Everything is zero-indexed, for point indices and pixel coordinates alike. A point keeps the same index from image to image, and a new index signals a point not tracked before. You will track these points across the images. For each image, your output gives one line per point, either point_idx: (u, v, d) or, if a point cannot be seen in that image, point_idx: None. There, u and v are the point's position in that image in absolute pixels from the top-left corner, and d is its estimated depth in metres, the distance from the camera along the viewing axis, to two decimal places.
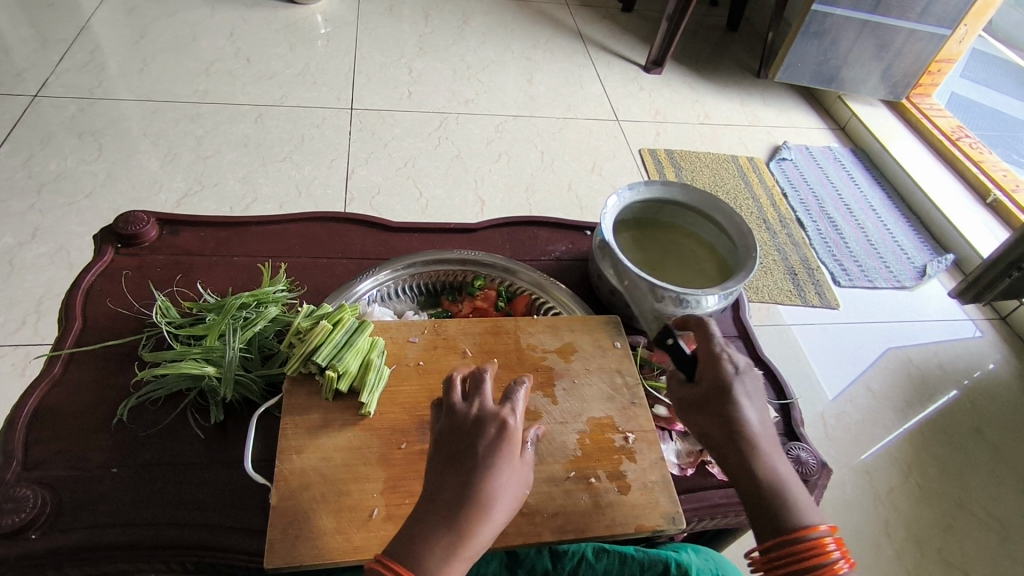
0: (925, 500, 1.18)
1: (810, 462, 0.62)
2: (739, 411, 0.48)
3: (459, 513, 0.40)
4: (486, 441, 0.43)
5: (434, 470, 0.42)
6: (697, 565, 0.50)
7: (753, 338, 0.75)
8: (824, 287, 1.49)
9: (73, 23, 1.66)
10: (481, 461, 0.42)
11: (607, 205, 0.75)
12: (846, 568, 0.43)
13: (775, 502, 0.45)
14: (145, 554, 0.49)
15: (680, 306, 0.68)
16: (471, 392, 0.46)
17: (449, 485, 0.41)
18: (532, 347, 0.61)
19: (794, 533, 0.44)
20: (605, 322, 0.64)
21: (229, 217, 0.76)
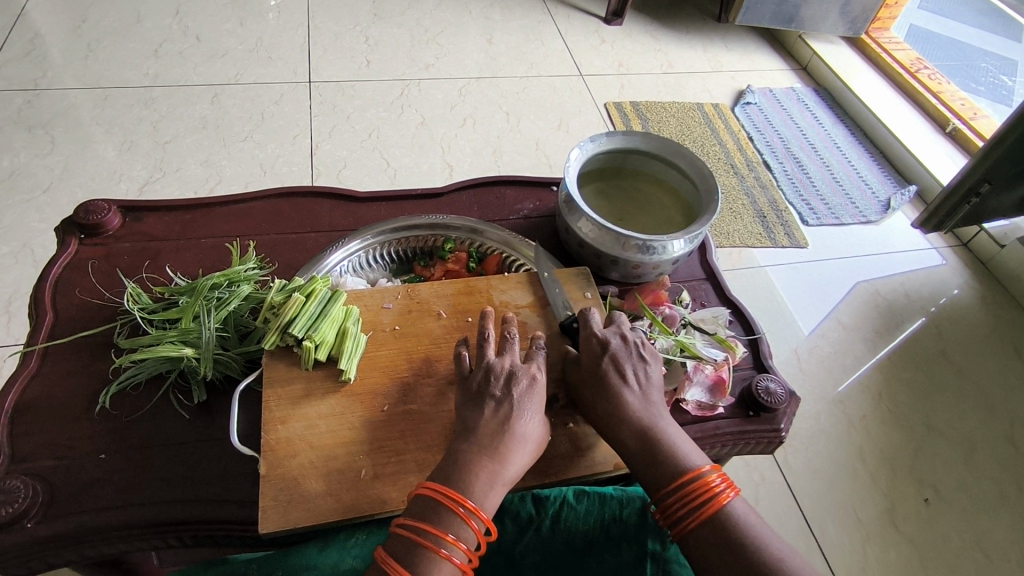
0: (895, 423, 1.24)
1: (778, 392, 0.65)
2: (615, 389, 0.53)
3: (499, 445, 0.47)
4: (517, 390, 0.50)
5: (472, 410, 0.50)
6: None
7: (720, 279, 0.77)
8: (792, 227, 1.52)
9: (8, 11, 1.59)
10: (516, 404, 0.49)
11: (571, 158, 0.76)
12: (730, 494, 0.48)
13: (662, 458, 0.50)
14: (143, 533, 0.50)
15: (647, 253, 0.69)
16: (501, 350, 0.53)
17: (488, 420, 0.49)
18: (504, 304, 0.62)
19: (679, 479, 0.49)
20: (575, 274, 0.66)
21: (192, 199, 0.76)
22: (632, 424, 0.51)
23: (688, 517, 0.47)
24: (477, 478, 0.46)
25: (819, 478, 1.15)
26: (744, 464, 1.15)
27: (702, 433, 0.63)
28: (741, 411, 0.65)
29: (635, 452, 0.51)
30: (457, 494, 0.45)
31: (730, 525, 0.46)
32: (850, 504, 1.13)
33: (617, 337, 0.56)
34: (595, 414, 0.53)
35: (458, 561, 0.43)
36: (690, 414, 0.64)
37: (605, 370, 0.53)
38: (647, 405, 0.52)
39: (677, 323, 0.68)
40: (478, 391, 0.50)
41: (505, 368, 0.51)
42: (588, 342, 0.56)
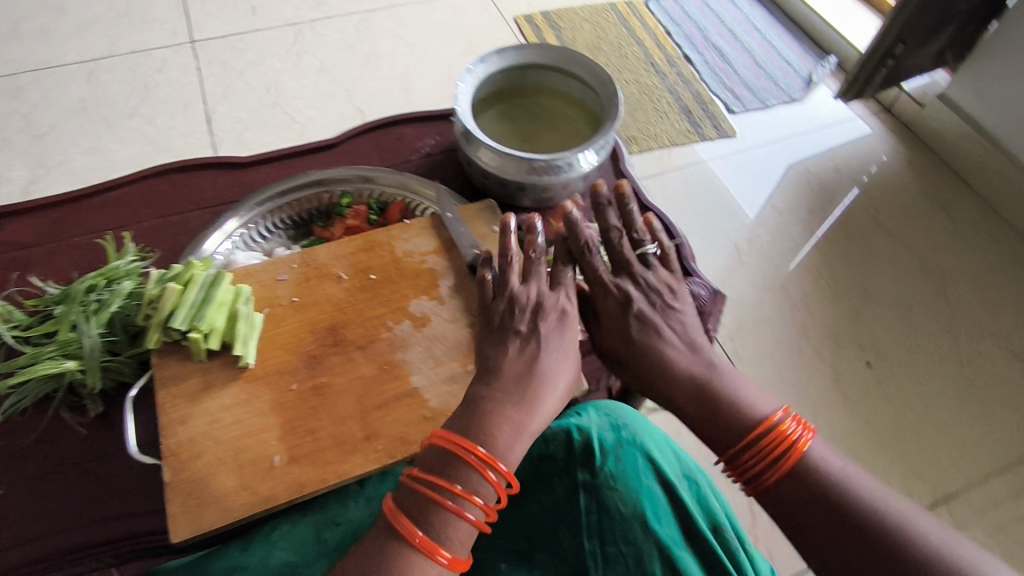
0: (836, 296, 1.27)
1: (703, 294, 0.64)
2: (659, 343, 0.50)
3: (526, 393, 0.45)
4: (543, 323, 0.49)
5: (496, 348, 0.48)
6: (596, 427, 0.52)
7: (635, 186, 0.74)
8: (719, 118, 1.49)
9: None
10: (543, 340, 0.48)
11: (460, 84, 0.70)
12: (806, 439, 0.43)
13: (726, 413, 0.46)
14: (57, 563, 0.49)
15: (555, 174, 0.66)
16: (523, 280, 0.51)
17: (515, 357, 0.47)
18: (409, 254, 0.58)
19: (751, 433, 0.44)
20: (481, 208, 0.63)
21: (56, 196, 0.68)
22: (689, 388, 0.48)
23: (769, 472, 0.43)
24: (500, 432, 0.43)
25: (770, 363, 1.19)
26: None
27: None
28: None
29: (696, 413, 0.47)
30: (481, 449, 0.42)
31: (817, 471, 0.42)
32: (800, 382, 1.17)
33: (637, 281, 0.52)
34: (637, 376, 0.50)
35: (473, 518, 0.41)
36: None
37: (637, 328, 0.50)
38: (700, 360, 0.49)
39: None
40: (502, 329, 0.49)
41: (530, 300, 0.50)
42: (608, 293, 0.52)
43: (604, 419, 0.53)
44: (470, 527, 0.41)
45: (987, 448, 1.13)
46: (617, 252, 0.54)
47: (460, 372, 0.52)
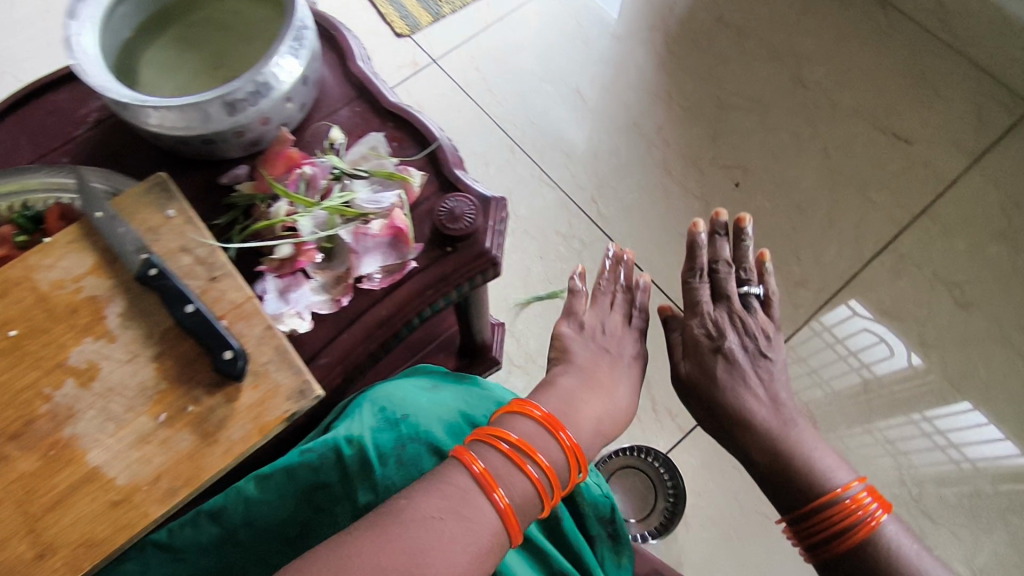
0: (691, 118, 1.18)
1: (465, 212, 0.52)
2: (742, 396, 0.60)
3: (603, 389, 0.60)
4: (623, 336, 0.66)
5: (578, 350, 0.63)
6: (370, 434, 0.47)
7: (372, 85, 0.59)
8: None
9: None
10: (624, 356, 0.64)
11: (79, 44, 0.50)
12: (878, 516, 0.50)
13: (794, 477, 0.54)
14: None
15: (258, 103, 0.50)
16: (604, 305, 0.68)
17: (600, 353, 0.63)
18: (59, 284, 0.43)
19: (820, 501, 0.52)
20: (148, 188, 0.46)
21: None
22: (760, 435, 0.57)
23: (828, 535, 0.51)
24: (585, 428, 0.55)
25: (636, 213, 1.12)
26: (560, 237, 1.09)
27: (393, 308, 0.51)
28: (436, 250, 0.52)
29: (766, 466, 0.56)
30: (559, 424, 0.50)
31: (878, 548, 0.48)
32: (668, 223, 1.11)
33: (728, 309, 0.64)
34: (703, 388, 0.62)
35: (530, 473, 0.45)
36: (376, 291, 0.51)
37: (715, 350, 0.62)
38: (776, 413, 0.58)
39: (325, 181, 0.53)
40: (593, 339, 0.64)
41: (614, 327, 0.66)
42: (692, 317, 0.65)
43: (375, 422, 0.47)
44: (523, 478, 0.45)
45: (864, 233, 1.10)
46: (719, 287, 0.66)
47: (150, 428, 0.40)
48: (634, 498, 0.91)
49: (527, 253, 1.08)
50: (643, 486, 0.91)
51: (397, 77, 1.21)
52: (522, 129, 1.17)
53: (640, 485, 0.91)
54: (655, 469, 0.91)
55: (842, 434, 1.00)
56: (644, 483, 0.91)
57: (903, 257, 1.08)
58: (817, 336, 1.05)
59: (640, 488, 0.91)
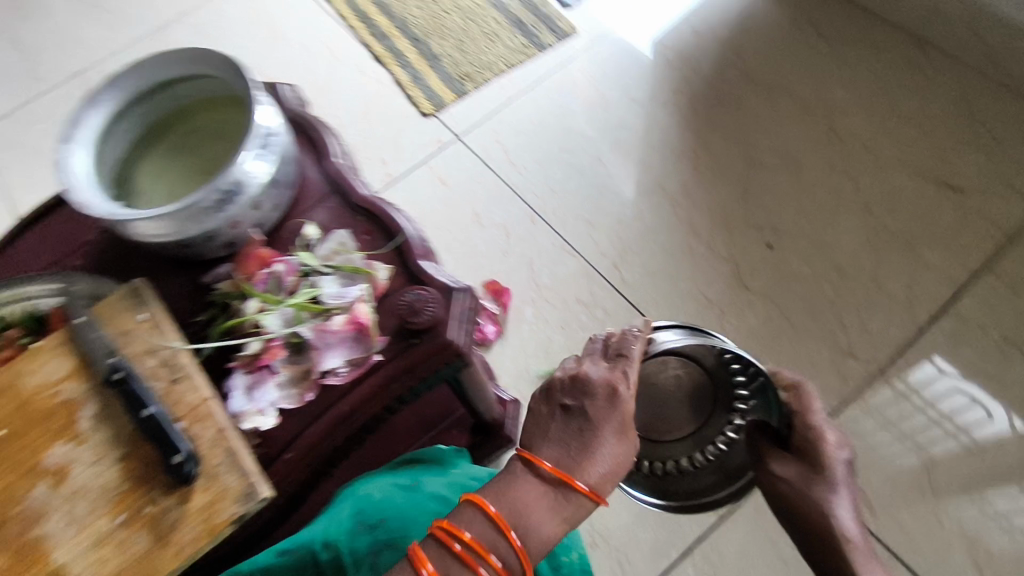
0: (720, 177, 1.14)
1: (423, 304, 0.52)
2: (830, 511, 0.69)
3: (577, 454, 0.48)
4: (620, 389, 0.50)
5: (559, 404, 0.51)
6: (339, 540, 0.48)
7: (347, 180, 0.60)
8: (554, 19, 1.34)
9: None
10: (602, 420, 0.49)
11: (73, 169, 0.54)
12: None
13: None
14: None
15: (225, 207, 0.52)
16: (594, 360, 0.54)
17: (598, 423, 0.49)
18: (39, 388, 0.47)
19: None
20: (120, 296, 0.50)
21: None
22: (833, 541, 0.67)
23: None
24: (550, 514, 0.45)
25: (662, 278, 1.08)
26: (579, 304, 1.07)
27: (354, 403, 0.50)
28: (396, 345, 0.51)
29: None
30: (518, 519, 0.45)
31: None
32: (695, 288, 1.06)
33: (791, 412, 0.69)
34: None
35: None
36: (340, 385, 0.51)
37: None
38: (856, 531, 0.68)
39: (294, 278, 0.54)
40: (570, 389, 0.51)
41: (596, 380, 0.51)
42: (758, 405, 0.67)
43: (349, 524, 0.48)
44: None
45: (915, 294, 1.01)
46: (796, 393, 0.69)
47: (108, 528, 0.42)
48: (679, 408, 0.68)
49: (550, 323, 1.06)
50: (701, 400, 0.68)
51: (424, 153, 1.25)
52: (544, 198, 1.17)
53: (696, 393, 0.67)
54: (738, 393, 0.66)
55: (937, 494, 0.90)
56: (700, 389, 0.67)
57: (964, 321, 0.98)
58: (904, 399, 0.95)
59: (694, 394, 0.67)
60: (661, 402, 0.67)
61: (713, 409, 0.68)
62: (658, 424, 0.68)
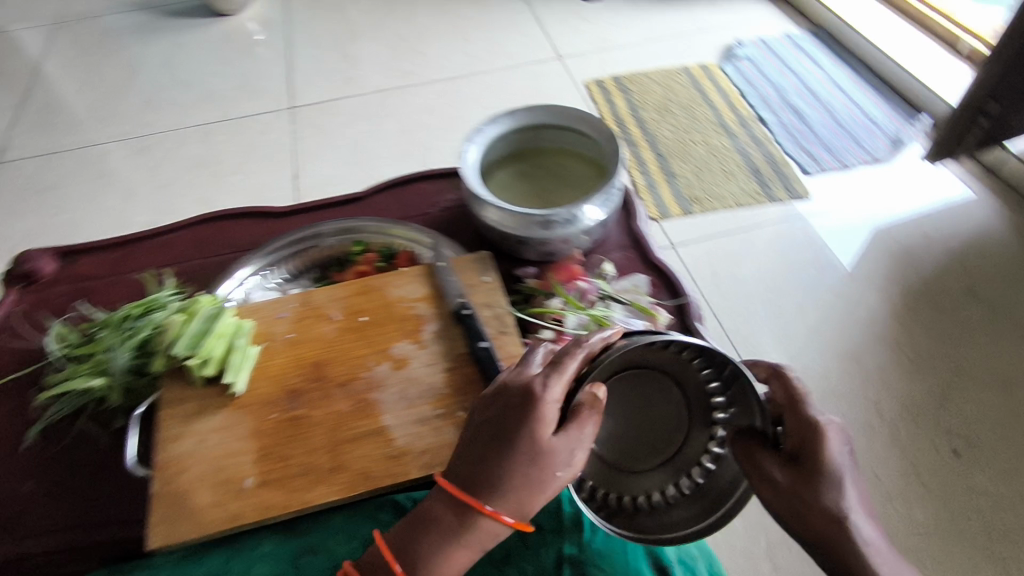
0: (918, 374, 1.17)
1: None
2: None
3: (497, 475, 0.49)
4: (540, 412, 0.48)
5: (487, 411, 0.51)
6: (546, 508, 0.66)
7: (646, 242, 0.73)
8: (791, 180, 1.49)
9: (67, 104, 1.92)
10: (527, 440, 0.48)
11: (468, 152, 0.72)
12: None
13: None
14: (42, 564, 0.55)
15: (552, 229, 0.68)
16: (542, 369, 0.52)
17: (529, 452, 0.48)
18: (400, 299, 0.62)
19: None
20: (475, 260, 0.64)
21: (124, 235, 0.78)
22: None
23: None
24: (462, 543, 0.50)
25: None
26: None
27: None
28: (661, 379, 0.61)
29: None
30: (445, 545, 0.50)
31: None
32: (868, 466, 1.07)
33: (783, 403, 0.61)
34: None
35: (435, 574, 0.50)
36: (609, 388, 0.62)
37: None
38: None
39: (594, 296, 0.66)
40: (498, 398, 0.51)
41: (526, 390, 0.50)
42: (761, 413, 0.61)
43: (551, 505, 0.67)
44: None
45: None
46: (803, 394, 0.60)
47: (429, 415, 0.55)
48: (657, 425, 0.62)
49: None
50: (672, 404, 0.61)
51: None
52: (740, 326, 1.25)
53: (670, 410, 0.61)
54: (709, 390, 0.60)
55: None
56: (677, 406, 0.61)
57: None
58: None
59: (664, 407, 0.61)
60: (629, 420, 0.62)
61: (690, 422, 0.61)
62: (630, 447, 0.61)
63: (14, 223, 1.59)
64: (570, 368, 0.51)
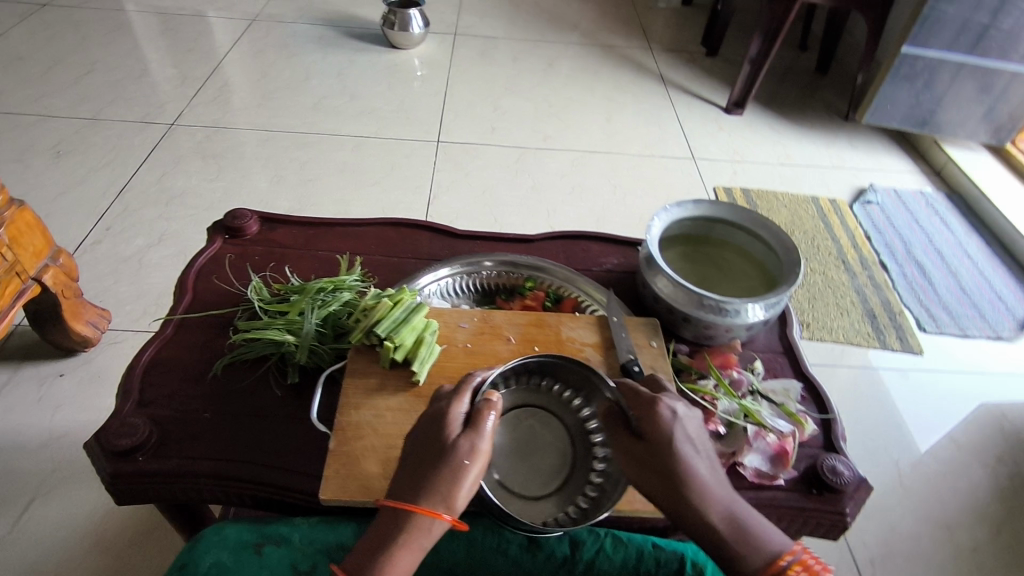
0: (1012, 562, 1.12)
1: (846, 474, 0.63)
2: None
3: (404, 476, 0.53)
4: (446, 413, 0.55)
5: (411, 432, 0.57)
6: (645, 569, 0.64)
7: (798, 353, 0.76)
8: (906, 333, 1.49)
9: (242, 88, 2.13)
10: (422, 444, 0.54)
11: (653, 224, 0.77)
12: None
13: None
14: (205, 486, 0.60)
15: (720, 315, 0.71)
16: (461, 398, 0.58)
17: (432, 450, 0.53)
18: (572, 339, 0.66)
19: None
20: (645, 323, 0.68)
21: (319, 219, 0.86)
22: None
23: None
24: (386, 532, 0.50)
25: None
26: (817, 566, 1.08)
27: (755, 501, 0.62)
28: (802, 488, 0.63)
29: None
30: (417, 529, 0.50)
31: None
32: None
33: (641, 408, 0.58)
34: None
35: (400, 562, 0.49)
36: (749, 480, 0.63)
37: None
38: None
39: (746, 388, 0.68)
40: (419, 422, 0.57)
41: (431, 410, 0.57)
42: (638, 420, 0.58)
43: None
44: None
45: None
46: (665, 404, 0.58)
47: None
48: (549, 455, 0.62)
49: None
50: (556, 433, 0.63)
51: None
52: None
53: (553, 438, 0.63)
54: (578, 409, 0.64)
55: None
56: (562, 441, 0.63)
57: None
58: None
59: (549, 436, 0.63)
60: (520, 449, 0.63)
61: (571, 443, 0.63)
62: (524, 476, 0.61)
63: (175, 177, 1.74)
64: (463, 384, 0.58)
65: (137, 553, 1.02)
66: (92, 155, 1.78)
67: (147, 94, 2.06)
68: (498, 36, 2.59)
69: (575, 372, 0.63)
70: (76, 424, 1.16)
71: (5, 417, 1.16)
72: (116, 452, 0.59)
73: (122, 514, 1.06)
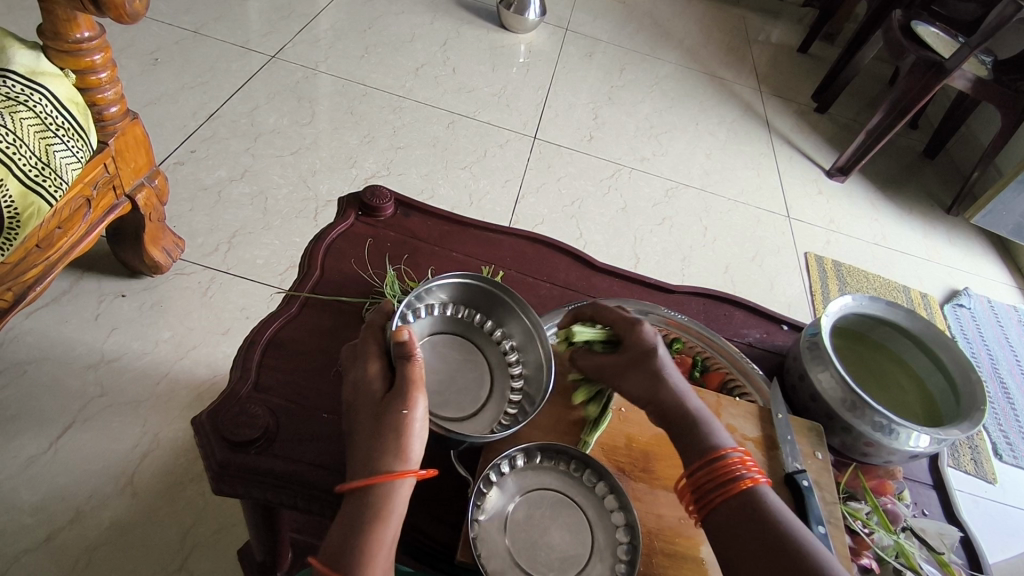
0: None
1: None
2: None
3: (361, 439, 0.50)
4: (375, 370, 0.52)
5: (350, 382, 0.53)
6: None
7: (950, 492, 0.70)
8: (983, 455, 1.40)
9: (344, 34, 2.06)
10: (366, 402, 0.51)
11: (827, 309, 0.71)
12: None
13: None
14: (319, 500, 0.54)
15: (883, 433, 0.63)
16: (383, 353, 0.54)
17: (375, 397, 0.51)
18: (733, 430, 0.62)
19: None
20: (809, 428, 0.63)
21: (456, 214, 0.80)
22: None
23: None
24: (354, 505, 0.47)
25: None
26: None
27: None
28: None
29: None
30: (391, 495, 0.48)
31: None
32: None
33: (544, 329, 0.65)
34: None
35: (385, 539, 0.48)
36: None
37: None
38: None
39: (901, 521, 0.63)
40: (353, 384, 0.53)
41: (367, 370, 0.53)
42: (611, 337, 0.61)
43: None
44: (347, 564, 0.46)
45: None
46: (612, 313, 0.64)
47: None
48: (466, 376, 0.64)
49: None
50: (472, 355, 0.65)
51: None
52: None
53: (468, 358, 0.65)
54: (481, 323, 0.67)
55: None
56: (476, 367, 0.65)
57: None
58: None
59: (462, 355, 0.65)
60: (439, 375, 0.63)
61: (483, 354, 0.66)
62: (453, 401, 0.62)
63: (265, 113, 1.68)
64: (374, 344, 0.55)
65: (170, 505, 0.97)
66: (188, 70, 1.72)
67: (252, 18, 2.00)
68: (607, 40, 2.50)
69: (477, 291, 0.67)
70: (129, 351, 1.11)
71: (58, 326, 1.11)
72: (232, 442, 0.53)
73: (159, 459, 1.01)
